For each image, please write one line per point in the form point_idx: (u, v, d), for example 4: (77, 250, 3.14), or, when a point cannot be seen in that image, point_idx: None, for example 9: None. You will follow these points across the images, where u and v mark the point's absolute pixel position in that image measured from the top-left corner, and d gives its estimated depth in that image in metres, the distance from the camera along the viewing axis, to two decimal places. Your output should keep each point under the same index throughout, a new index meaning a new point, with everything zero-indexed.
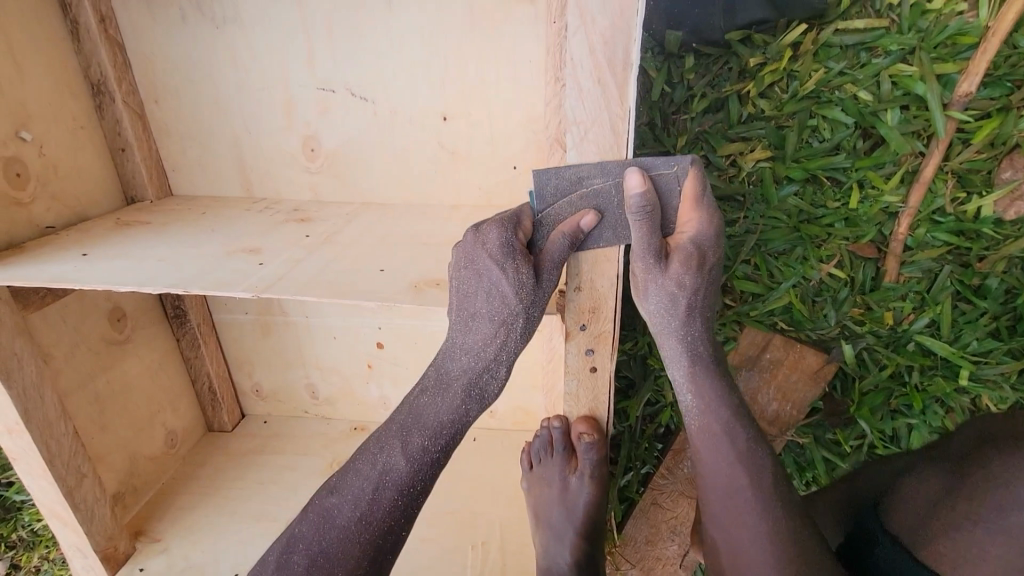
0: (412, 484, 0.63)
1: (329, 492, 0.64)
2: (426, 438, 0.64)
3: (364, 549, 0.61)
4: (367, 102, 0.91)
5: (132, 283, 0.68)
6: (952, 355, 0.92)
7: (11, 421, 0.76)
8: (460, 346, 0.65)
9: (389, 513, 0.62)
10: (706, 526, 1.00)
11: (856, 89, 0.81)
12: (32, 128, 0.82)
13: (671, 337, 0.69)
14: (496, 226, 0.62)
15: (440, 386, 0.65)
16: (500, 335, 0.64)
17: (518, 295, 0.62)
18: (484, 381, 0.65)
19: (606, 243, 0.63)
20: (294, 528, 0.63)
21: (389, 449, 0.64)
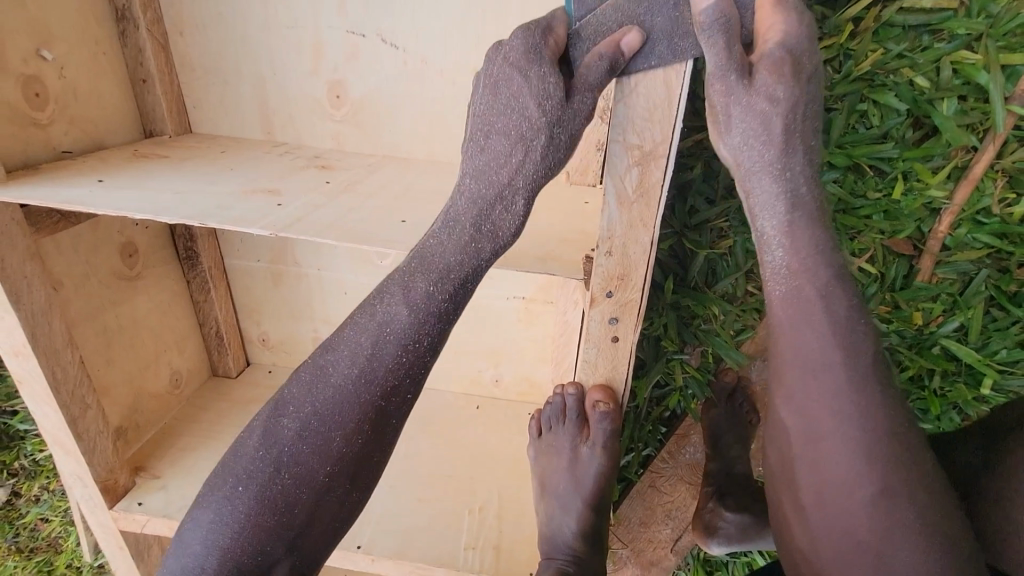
0: (416, 340, 0.59)
1: (325, 350, 0.61)
2: (428, 282, 0.58)
3: (356, 411, 0.59)
4: (398, 49, 0.88)
5: (147, 212, 0.66)
6: (977, 362, 0.89)
7: (18, 343, 0.76)
8: (472, 164, 0.57)
9: (374, 398, 0.59)
10: (710, 513, 1.00)
11: (913, 74, 0.77)
12: (53, 46, 0.79)
13: (760, 172, 0.56)
14: (521, 31, 0.54)
15: (448, 224, 0.58)
16: (520, 156, 0.56)
17: (541, 107, 0.54)
18: (498, 214, 0.58)
19: (660, 61, 0.55)
20: (284, 391, 0.61)
21: (392, 294, 0.59)
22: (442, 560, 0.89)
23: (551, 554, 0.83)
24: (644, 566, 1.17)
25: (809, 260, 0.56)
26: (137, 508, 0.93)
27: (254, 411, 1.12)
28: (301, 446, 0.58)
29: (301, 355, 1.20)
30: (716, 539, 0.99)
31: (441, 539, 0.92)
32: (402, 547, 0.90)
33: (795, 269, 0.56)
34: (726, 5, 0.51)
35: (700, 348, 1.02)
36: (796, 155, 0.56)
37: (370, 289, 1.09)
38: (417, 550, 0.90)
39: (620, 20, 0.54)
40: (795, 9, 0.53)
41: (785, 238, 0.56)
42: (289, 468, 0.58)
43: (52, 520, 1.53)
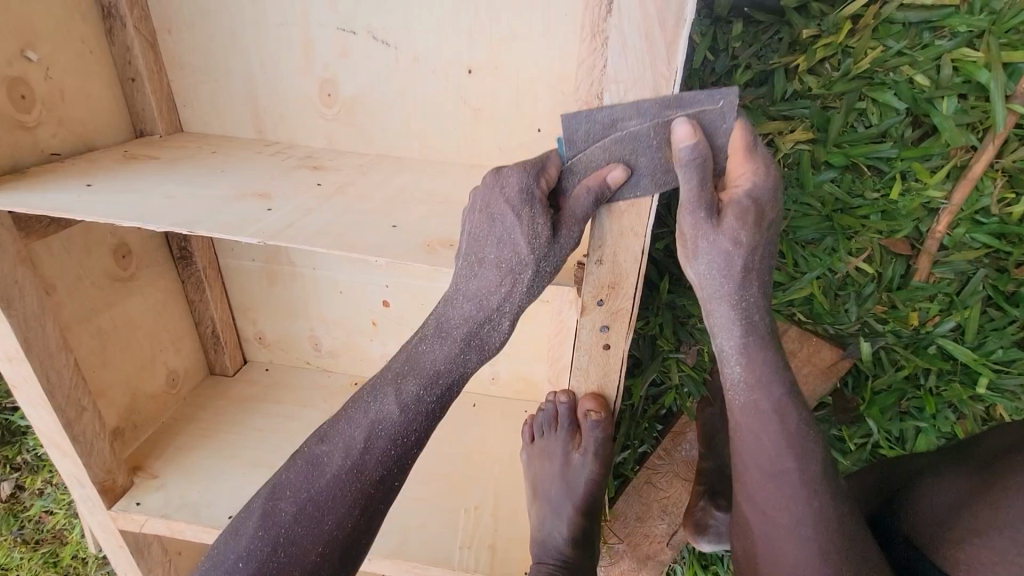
0: (408, 435, 0.61)
1: (319, 439, 0.62)
2: (419, 385, 0.62)
3: (353, 500, 0.59)
4: (389, 48, 0.86)
5: (135, 218, 0.65)
6: (974, 362, 0.89)
7: (11, 348, 0.76)
8: (463, 291, 0.61)
9: (369, 485, 0.60)
10: (702, 511, 0.98)
11: (913, 72, 0.75)
12: (38, 48, 0.78)
13: (720, 300, 0.63)
14: (516, 172, 0.58)
15: (440, 324, 0.62)
16: (506, 286, 0.60)
17: (530, 246, 0.58)
18: (486, 332, 0.62)
19: (638, 194, 0.60)
20: (280, 477, 0.61)
21: (383, 394, 0.62)
22: (438, 558, 0.90)
23: (541, 558, 0.83)
24: (640, 560, 1.16)
25: (761, 379, 0.65)
26: (135, 508, 0.94)
27: (251, 410, 1.12)
28: (298, 528, 0.57)
29: (297, 353, 1.20)
30: (707, 537, 0.97)
31: (437, 537, 0.93)
32: (399, 545, 0.91)
33: (751, 383, 0.65)
34: (703, 147, 0.55)
35: (696, 348, 1.03)
36: (751, 285, 0.63)
37: (364, 288, 1.08)
38: (414, 548, 0.91)
39: (609, 157, 0.58)
40: (764, 159, 0.59)
41: (741, 355, 0.64)
42: (286, 547, 0.57)
43: (56, 515, 1.54)
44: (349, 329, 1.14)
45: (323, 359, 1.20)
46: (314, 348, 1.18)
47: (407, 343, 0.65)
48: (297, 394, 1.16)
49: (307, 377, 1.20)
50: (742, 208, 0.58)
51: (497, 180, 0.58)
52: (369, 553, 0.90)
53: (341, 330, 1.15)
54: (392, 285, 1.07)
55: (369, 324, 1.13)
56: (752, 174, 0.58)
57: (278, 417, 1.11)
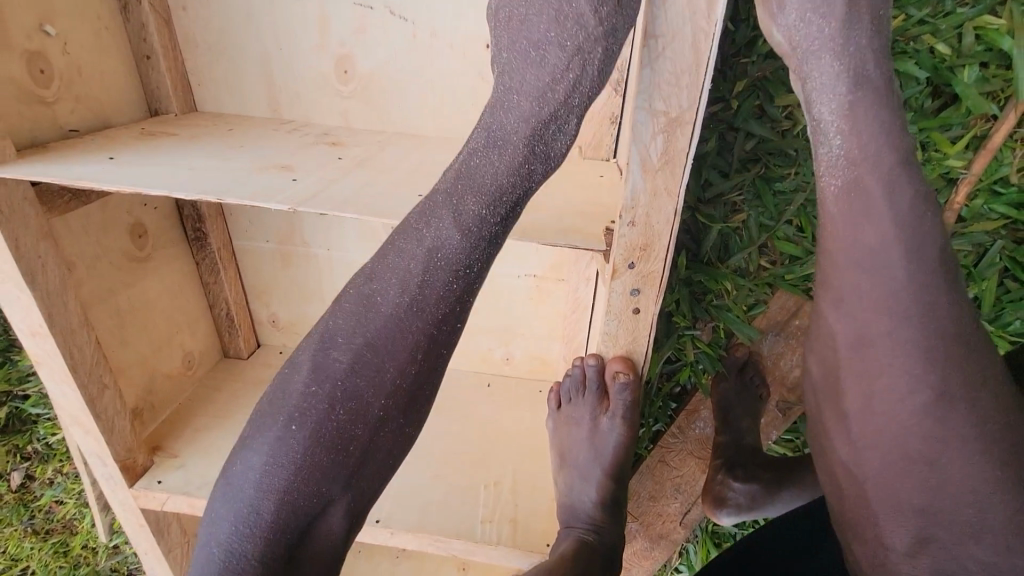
0: (469, 264, 0.57)
1: (369, 278, 0.58)
2: (482, 202, 0.56)
3: (411, 347, 0.56)
4: (407, 22, 0.86)
5: (162, 188, 0.65)
6: (990, 334, 0.89)
7: (36, 323, 0.76)
8: (518, 90, 0.55)
9: (412, 352, 0.56)
10: (720, 485, 1.00)
11: (935, 41, 0.76)
12: (56, 22, 0.78)
13: (819, 237, 0.55)
14: (555, 51, 0.53)
15: (494, 125, 0.56)
16: (546, 108, 0.55)
17: (564, 47, 0.53)
18: (550, 136, 0.56)
19: (660, 136, 0.57)
20: (329, 320, 0.57)
21: (446, 204, 0.56)
22: (459, 532, 0.90)
23: (570, 523, 0.83)
24: (653, 539, 1.20)
25: (780, 347, 0.61)
26: (157, 486, 0.94)
27: None
28: (357, 377, 0.55)
29: None
30: (726, 510, 0.99)
31: (457, 513, 0.93)
32: (419, 520, 0.92)
33: None
34: (758, 76, 0.55)
35: (712, 324, 1.03)
36: (876, 217, 0.53)
37: None
38: (435, 523, 0.91)
39: (624, 103, 0.56)
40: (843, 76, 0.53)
41: (837, 300, 0.56)
42: (344, 404, 0.55)
43: (67, 503, 1.55)
44: None
45: None
46: None
47: (449, 165, 0.58)
48: None
49: None
50: None
51: (518, 67, 0.55)
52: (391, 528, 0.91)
53: None
54: None
55: None
56: None
57: None
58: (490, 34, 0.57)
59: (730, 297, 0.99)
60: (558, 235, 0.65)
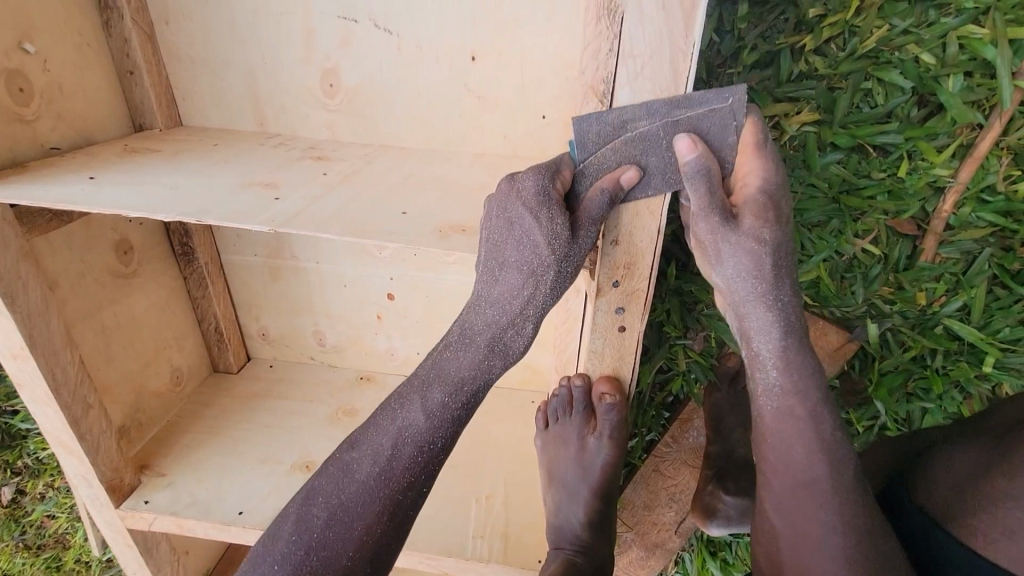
0: (433, 441, 0.61)
1: (350, 447, 0.62)
2: (445, 392, 0.61)
3: (379, 507, 0.58)
4: (392, 35, 0.86)
5: (142, 208, 0.65)
6: (980, 341, 0.89)
7: (16, 345, 0.74)
8: (487, 297, 0.62)
9: (393, 493, 0.59)
10: (710, 495, 0.99)
11: (920, 50, 0.75)
12: (35, 39, 0.77)
13: (753, 303, 0.61)
14: (530, 176, 0.59)
15: (466, 327, 0.63)
16: (530, 288, 0.61)
17: (551, 246, 0.59)
18: (510, 337, 0.62)
19: (655, 191, 0.61)
20: (314, 483, 0.60)
21: (411, 404, 0.61)
22: (451, 548, 0.89)
23: (558, 542, 0.83)
24: (648, 548, 1.20)
25: (799, 382, 0.62)
26: (144, 506, 0.93)
27: (256, 407, 1.11)
28: (331, 533, 0.57)
29: (301, 349, 1.19)
30: (716, 521, 0.98)
31: (448, 528, 0.92)
32: (410, 536, 0.91)
33: (788, 386, 0.62)
34: (706, 158, 0.58)
35: (703, 334, 1.02)
36: (783, 285, 0.62)
37: (369, 282, 1.08)
38: (426, 539, 0.91)
39: (620, 159, 0.60)
40: (771, 157, 0.60)
41: (778, 358, 0.62)
42: (319, 553, 0.57)
43: (58, 519, 1.53)
44: (354, 324, 1.14)
45: (327, 353, 1.19)
46: (319, 343, 1.18)
47: (431, 350, 0.64)
48: (302, 390, 1.15)
49: (312, 372, 1.19)
50: (759, 206, 0.59)
51: (497, 241, 0.60)
52: None
53: (345, 325, 1.14)
54: (397, 277, 1.06)
55: (374, 318, 1.12)
56: (760, 169, 0.59)
57: (284, 413, 1.10)
58: (478, 227, 0.61)
59: (720, 306, 0.99)
60: None
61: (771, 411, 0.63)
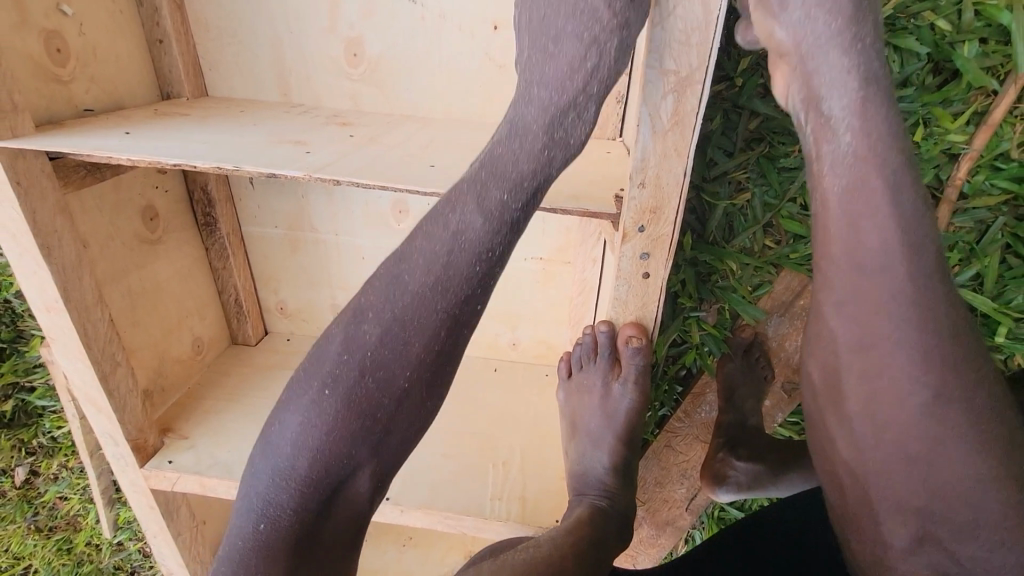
0: (492, 247, 0.53)
1: (399, 258, 0.55)
2: (504, 188, 0.52)
3: (438, 322, 0.54)
4: (415, 5, 0.88)
5: (179, 159, 0.66)
6: (993, 310, 0.90)
7: (51, 299, 0.77)
8: (537, 79, 0.51)
9: (451, 306, 0.54)
10: (720, 463, 1.01)
11: (935, 17, 0.77)
12: (72, 3, 0.79)
13: (842, 179, 0.51)
14: (559, 13, 0.49)
15: (512, 127, 0.52)
16: (593, 58, 0.50)
17: (609, 5, 0.48)
18: (570, 119, 0.51)
19: (692, 11, 0.54)
20: (361, 299, 0.55)
21: (464, 203, 0.53)
22: (469, 510, 0.91)
23: (582, 490, 0.84)
24: (660, 524, 1.21)
25: (896, 265, 0.51)
26: (168, 466, 0.94)
27: (276, 376, 1.13)
28: (386, 349, 0.53)
29: (318, 322, 1.21)
30: (725, 487, 1.01)
31: (466, 490, 0.93)
32: (430, 499, 0.92)
33: (878, 274, 0.52)
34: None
35: (717, 305, 1.04)
36: (887, 157, 0.50)
37: (387, 253, 1.10)
38: (444, 501, 0.92)
39: (650, 22, 0.55)
40: (851, 8, 0.49)
41: (864, 124, 0.49)
42: (373, 371, 0.53)
43: (72, 499, 1.55)
44: None
45: None
46: (336, 316, 1.20)
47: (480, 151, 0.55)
48: None
49: None
50: (835, 66, 0.49)
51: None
52: (402, 505, 0.91)
53: None
54: None
55: None
56: (838, 24, 0.49)
57: None
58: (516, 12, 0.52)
59: (734, 278, 1.00)
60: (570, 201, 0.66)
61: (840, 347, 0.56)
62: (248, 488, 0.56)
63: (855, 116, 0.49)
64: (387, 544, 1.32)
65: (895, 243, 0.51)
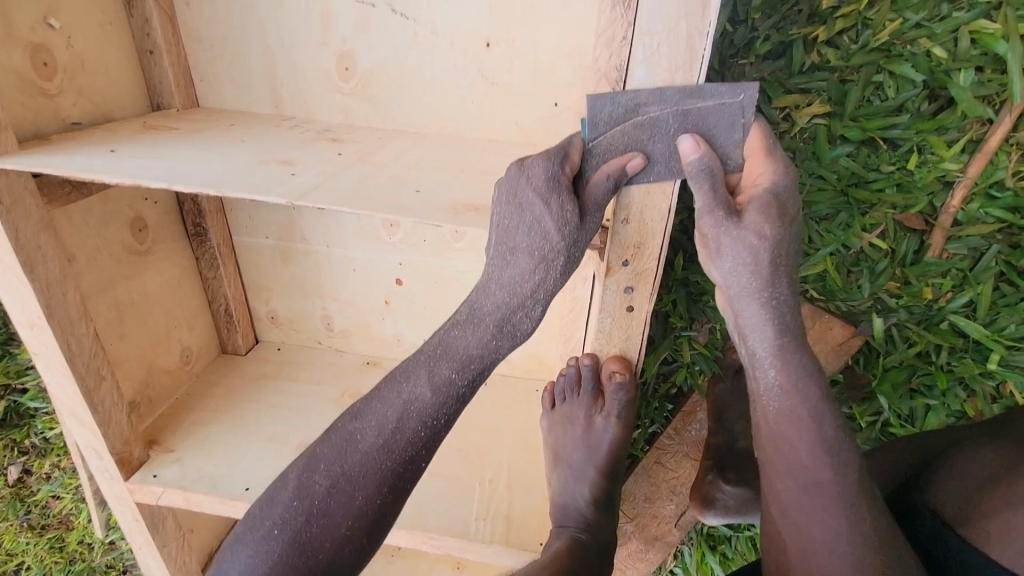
0: (437, 417, 0.63)
1: (354, 416, 0.64)
2: (451, 368, 0.63)
3: (380, 480, 0.61)
4: (408, 20, 0.87)
5: (162, 180, 0.66)
6: (985, 338, 0.89)
7: (34, 315, 0.76)
8: (496, 279, 0.63)
9: (395, 466, 0.62)
10: (709, 485, 1.00)
11: (931, 44, 0.76)
12: (60, 15, 0.78)
13: (747, 299, 0.63)
14: (541, 161, 0.60)
15: (446, 343, 0.64)
16: (540, 272, 0.62)
17: (561, 232, 0.61)
18: (517, 318, 0.63)
19: (658, 177, 0.62)
20: (315, 451, 0.63)
21: (416, 377, 0.63)
22: (454, 529, 0.90)
23: (563, 522, 0.84)
24: (648, 540, 1.21)
25: (796, 382, 0.64)
26: (152, 480, 0.94)
27: (265, 387, 1.13)
28: (332, 502, 0.60)
29: (309, 332, 1.21)
30: (713, 510, 0.99)
31: (451, 508, 0.93)
32: (415, 517, 0.91)
33: (786, 387, 0.64)
34: (711, 157, 0.59)
35: (708, 326, 1.03)
36: (780, 284, 0.63)
37: (378, 266, 1.09)
38: (429, 519, 0.91)
39: (627, 142, 0.61)
40: (782, 160, 0.62)
41: (773, 357, 0.63)
42: (319, 519, 0.60)
43: (64, 499, 1.55)
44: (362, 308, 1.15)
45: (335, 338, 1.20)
46: (326, 327, 1.19)
47: (439, 327, 0.67)
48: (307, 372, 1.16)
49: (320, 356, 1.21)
50: (762, 204, 0.60)
51: (502, 260, 0.63)
52: None
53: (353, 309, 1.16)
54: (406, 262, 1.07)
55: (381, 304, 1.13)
56: (770, 173, 0.61)
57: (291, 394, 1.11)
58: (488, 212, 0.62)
59: None
60: None
61: (772, 400, 0.65)
62: (268, 532, 0.60)
63: (766, 247, 0.61)
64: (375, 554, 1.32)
65: (793, 368, 0.64)
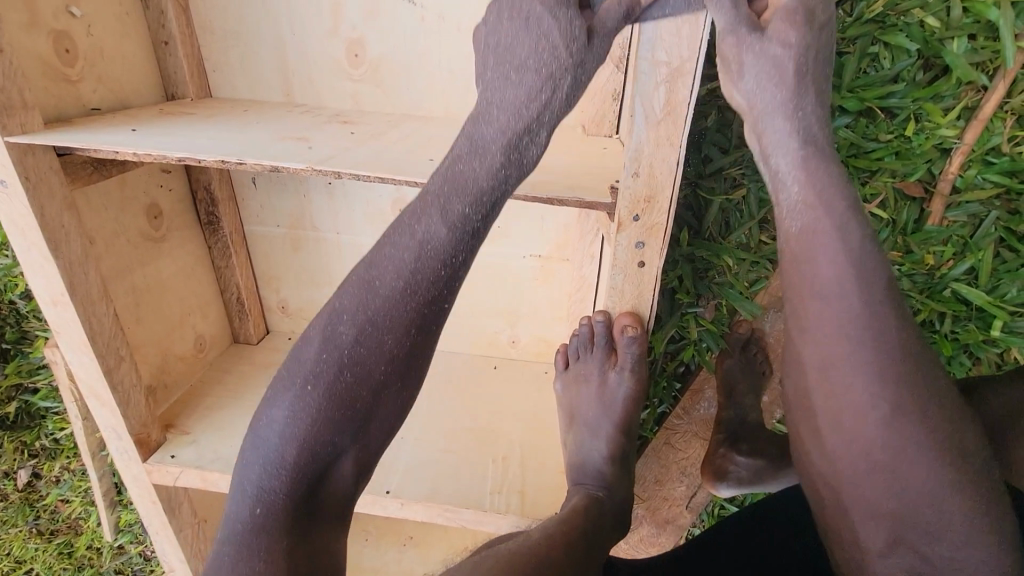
0: (456, 256, 0.53)
1: (365, 266, 0.54)
2: (466, 202, 0.53)
3: (410, 316, 0.53)
4: (416, 6, 0.89)
5: (187, 151, 0.68)
6: (988, 304, 0.91)
7: (57, 292, 0.78)
8: (494, 102, 0.53)
9: (420, 305, 0.53)
10: (722, 457, 1.03)
11: (924, 14, 0.79)
12: (80, 3, 0.81)
13: (775, 114, 0.54)
14: None
15: (451, 174, 0.53)
16: (546, 92, 0.52)
17: (567, 44, 0.51)
18: (524, 143, 0.53)
19: (673, 10, 0.56)
20: (335, 301, 0.54)
21: (427, 212, 0.53)
22: (469, 502, 0.91)
23: (580, 480, 0.85)
24: (660, 524, 1.22)
25: (824, 194, 0.52)
26: (170, 461, 0.95)
27: None
28: (361, 348, 0.52)
29: None
30: (726, 481, 1.02)
31: (466, 484, 0.94)
32: (430, 492, 0.92)
33: (811, 200, 0.53)
34: None
35: (714, 301, 1.04)
36: (807, 97, 0.54)
37: None
38: (445, 493, 0.92)
39: None
40: None
41: (801, 171, 0.53)
42: (352, 368, 0.53)
43: (73, 502, 1.54)
44: None
45: None
46: None
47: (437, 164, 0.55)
48: None
49: None
50: (787, 11, 0.53)
51: (499, 87, 0.53)
52: (402, 499, 0.91)
53: None
54: None
55: None
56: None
57: None
58: (488, 24, 0.53)
59: (731, 273, 1.01)
60: (568, 191, 0.67)
61: (795, 231, 0.54)
62: (237, 479, 0.55)
63: (791, 56, 0.52)
64: (386, 544, 1.32)
65: (819, 176, 0.53)
